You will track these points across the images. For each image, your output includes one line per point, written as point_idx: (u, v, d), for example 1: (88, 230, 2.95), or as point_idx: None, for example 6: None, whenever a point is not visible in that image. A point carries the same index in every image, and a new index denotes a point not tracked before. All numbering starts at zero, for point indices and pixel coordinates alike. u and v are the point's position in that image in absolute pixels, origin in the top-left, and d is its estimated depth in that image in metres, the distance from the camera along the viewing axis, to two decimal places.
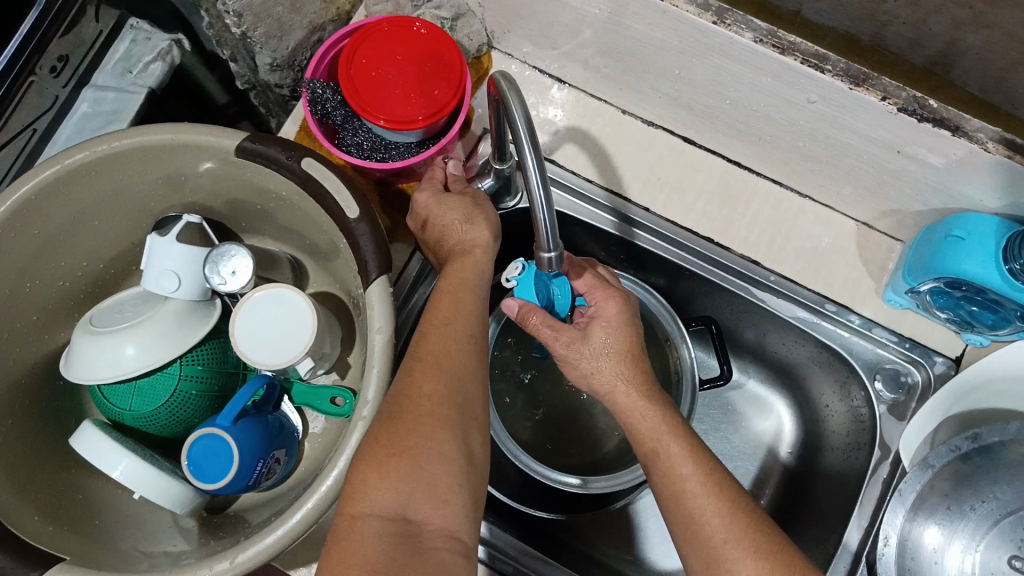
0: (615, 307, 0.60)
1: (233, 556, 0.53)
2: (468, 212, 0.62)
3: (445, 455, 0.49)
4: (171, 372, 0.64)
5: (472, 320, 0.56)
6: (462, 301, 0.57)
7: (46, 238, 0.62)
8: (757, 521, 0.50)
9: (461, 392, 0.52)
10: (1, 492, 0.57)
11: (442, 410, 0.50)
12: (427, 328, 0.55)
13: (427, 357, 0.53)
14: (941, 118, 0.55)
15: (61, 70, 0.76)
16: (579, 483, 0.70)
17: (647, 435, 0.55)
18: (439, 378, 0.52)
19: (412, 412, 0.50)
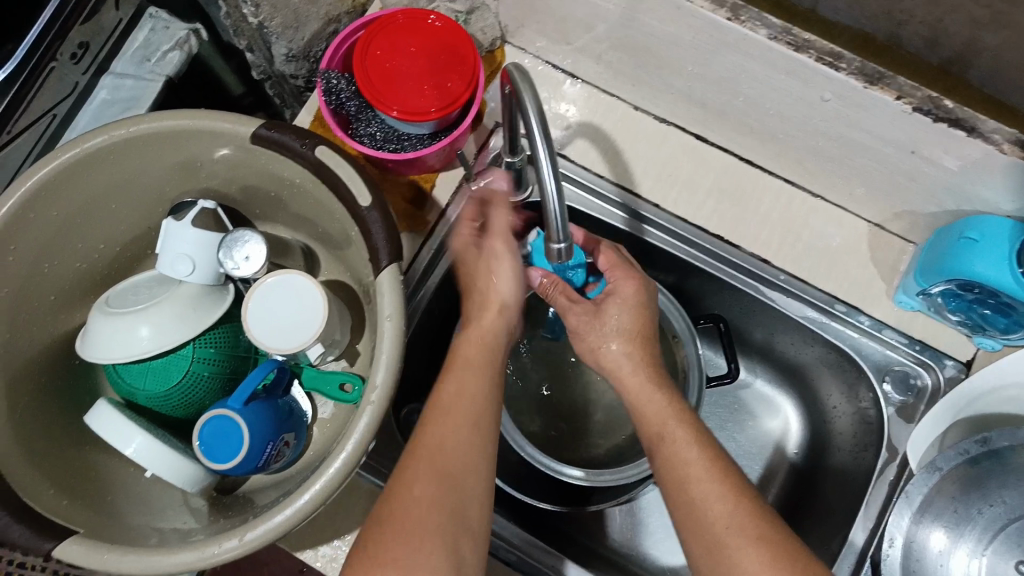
0: (633, 287, 0.64)
1: (242, 535, 0.55)
2: (487, 278, 0.67)
3: (433, 562, 0.50)
4: (184, 353, 0.65)
5: (475, 406, 0.59)
6: (462, 392, 0.59)
7: (65, 221, 0.63)
8: (762, 510, 0.51)
9: (456, 491, 0.54)
10: (19, 468, 0.59)
11: (433, 516, 0.52)
12: (429, 417, 0.58)
13: (421, 455, 0.55)
14: (956, 118, 0.55)
15: (82, 57, 0.76)
16: (585, 476, 0.70)
17: (654, 419, 0.58)
18: (433, 477, 0.54)
19: (402, 517, 0.52)
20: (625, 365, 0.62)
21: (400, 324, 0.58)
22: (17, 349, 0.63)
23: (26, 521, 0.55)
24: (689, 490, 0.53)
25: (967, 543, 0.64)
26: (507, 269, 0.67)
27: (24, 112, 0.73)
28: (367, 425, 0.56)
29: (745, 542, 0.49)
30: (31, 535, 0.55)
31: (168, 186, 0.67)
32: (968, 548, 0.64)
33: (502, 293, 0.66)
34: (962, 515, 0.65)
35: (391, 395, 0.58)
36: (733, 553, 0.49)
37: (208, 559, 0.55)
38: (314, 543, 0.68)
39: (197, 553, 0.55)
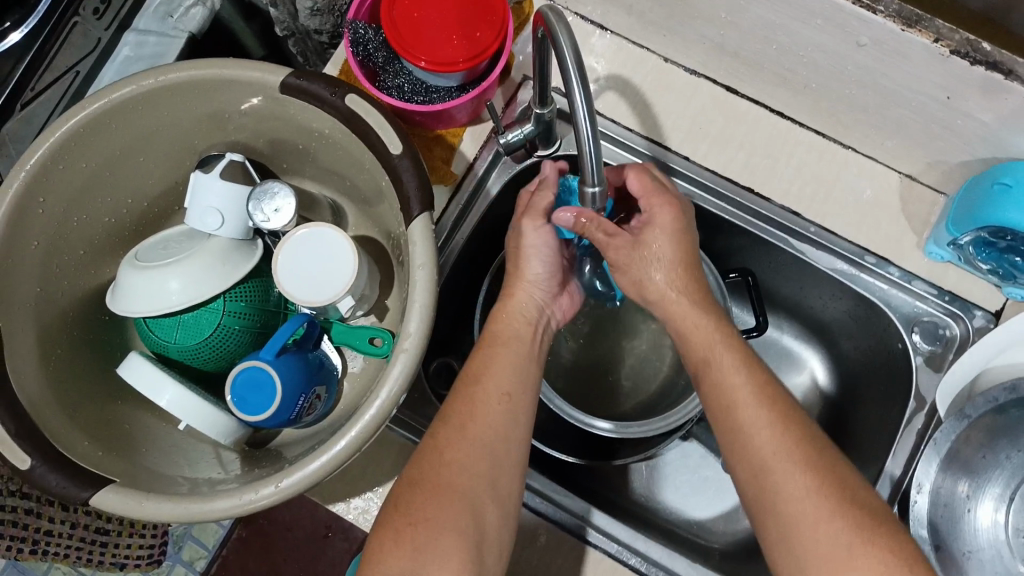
0: (671, 213, 0.61)
1: (278, 481, 0.55)
2: (517, 258, 0.66)
3: (460, 527, 0.52)
4: (215, 306, 0.65)
5: (508, 377, 0.59)
6: (495, 362, 0.60)
7: (93, 173, 0.63)
8: (813, 441, 0.52)
9: (488, 459, 0.55)
10: (56, 418, 0.60)
11: (461, 482, 0.54)
12: (462, 387, 0.59)
13: (452, 421, 0.56)
14: (995, 61, 0.54)
15: (103, 12, 0.80)
16: (614, 428, 0.70)
17: (700, 343, 0.58)
18: (463, 445, 0.55)
19: (432, 480, 0.54)
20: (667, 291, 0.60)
21: (433, 272, 0.57)
22: (48, 303, 0.63)
23: (63, 470, 0.56)
24: (736, 417, 0.54)
25: (992, 488, 0.68)
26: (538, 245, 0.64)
27: (47, 68, 0.77)
28: (400, 374, 0.55)
29: (793, 470, 0.50)
30: (68, 484, 0.55)
31: (196, 138, 0.67)
32: (993, 493, 0.68)
33: (532, 273, 0.65)
34: (989, 460, 0.68)
35: (424, 346, 0.57)
36: (778, 482, 0.50)
37: (246, 506, 0.55)
38: (346, 494, 0.69)
39: (236, 500, 0.55)
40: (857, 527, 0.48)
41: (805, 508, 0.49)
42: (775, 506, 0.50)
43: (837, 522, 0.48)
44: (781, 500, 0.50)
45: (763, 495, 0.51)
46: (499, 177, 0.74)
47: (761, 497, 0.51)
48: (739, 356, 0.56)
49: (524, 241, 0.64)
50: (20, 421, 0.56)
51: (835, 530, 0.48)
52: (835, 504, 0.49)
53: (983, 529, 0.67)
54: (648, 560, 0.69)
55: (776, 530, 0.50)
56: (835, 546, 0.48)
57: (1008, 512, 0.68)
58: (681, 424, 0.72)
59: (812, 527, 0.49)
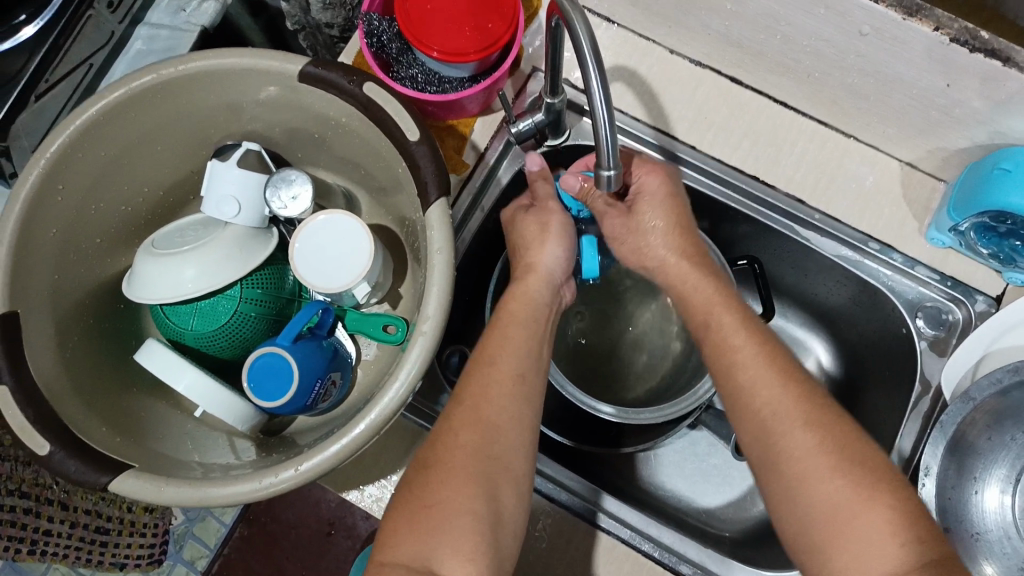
0: (658, 179, 0.66)
1: (298, 465, 0.55)
2: (534, 240, 0.66)
3: (474, 511, 0.51)
4: (231, 294, 0.66)
5: (521, 359, 0.59)
6: (509, 344, 0.59)
7: (111, 162, 0.64)
8: (809, 394, 0.53)
9: (499, 442, 0.54)
10: (72, 407, 0.59)
11: (475, 464, 0.52)
12: (473, 370, 0.58)
13: (466, 404, 0.55)
14: (992, 49, 0.56)
15: (117, 7, 0.78)
16: (614, 411, 0.71)
17: (701, 307, 0.61)
18: (477, 427, 0.54)
19: (447, 463, 0.53)
20: (669, 259, 0.65)
21: (450, 258, 0.57)
22: (64, 292, 0.63)
23: (81, 457, 0.55)
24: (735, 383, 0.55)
25: (998, 471, 0.69)
26: (559, 236, 0.66)
27: (62, 60, 0.75)
28: (418, 357, 0.55)
29: (793, 427, 0.51)
30: (87, 470, 0.54)
31: (211, 128, 0.68)
32: (998, 475, 0.69)
33: (547, 261, 0.66)
34: (995, 441, 0.69)
35: (442, 328, 0.57)
36: (777, 442, 0.52)
37: (262, 490, 0.55)
38: (361, 483, 0.71)
39: (254, 484, 0.54)
40: (858, 483, 0.49)
41: (804, 466, 0.50)
42: (779, 464, 0.51)
43: (838, 479, 0.49)
44: (782, 460, 0.51)
45: (771, 456, 0.52)
46: (509, 167, 0.75)
47: (765, 459, 0.52)
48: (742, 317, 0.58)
49: (549, 227, 0.66)
50: (38, 408, 0.55)
51: (836, 485, 0.49)
52: (836, 461, 0.50)
53: (990, 511, 0.68)
54: (662, 544, 0.69)
55: (781, 487, 0.51)
56: (836, 501, 0.48)
57: (1014, 494, 0.68)
58: (688, 412, 0.73)
59: (816, 482, 0.49)
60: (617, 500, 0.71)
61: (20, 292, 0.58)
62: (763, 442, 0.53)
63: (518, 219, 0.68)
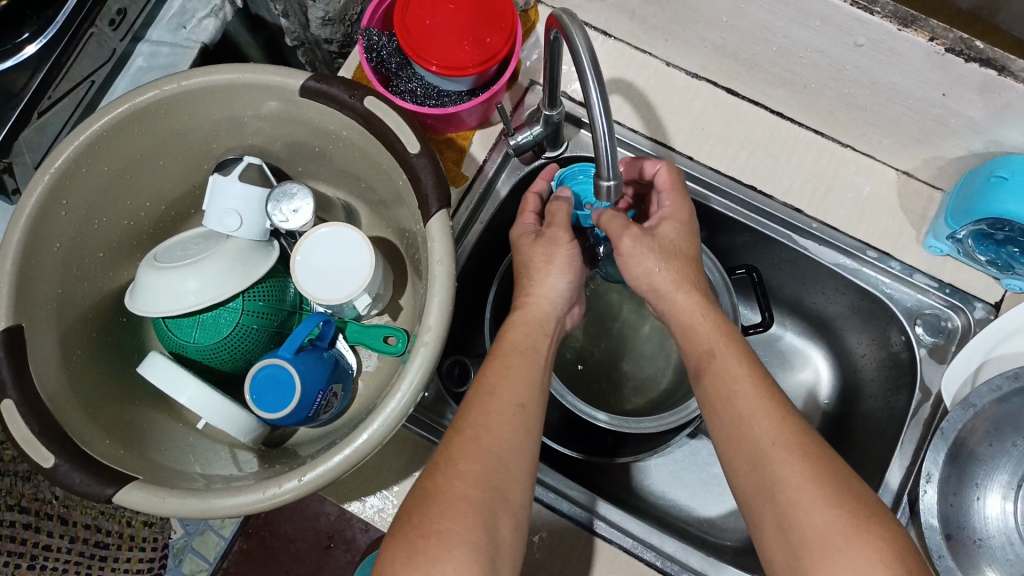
0: (687, 209, 0.66)
1: (301, 475, 0.55)
2: (536, 268, 0.66)
3: (473, 542, 0.50)
4: (233, 306, 0.66)
5: (520, 390, 0.58)
6: (510, 374, 0.59)
7: (114, 176, 0.64)
8: (802, 430, 0.53)
9: (500, 472, 0.54)
10: (76, 418, 0.60)
11: (474, 493, 0.52)
12: (475, 402, 0.58)
13: (466, 434, 0.55)
14: (987, 58, 0.56)
15: (118, 23, 0.78)
16: (608, 419, 0.71)
17: (705, 340, 0.59)
18: (477, 456, 0.54)
19: (445, 493, 0.52)
20: (673, 289, 0.62)
21: (451, 269, 0.58)
22: (68, 305, 0.64)
23: (86, 469, 0.55)
24: (727, 417, 0.55)
25: (1000, 477, 0.69)
26: (563, 263, 0.66)
27: (65, 76, 0.75)
28: (420, 367, 0.56)
29: (788, 457, 0.51)
30: (91, 482, 0.55)
31: (213, 142, 0.69)
32: (1000, 482, 0.69)
33: (551, 289, 0.66)
34: (996, 448, 0.69)
35: (444, 340, 0.57)
36: (769, 475, 0.51)
37: (264, 501, 0.55)
38: (361, 494, 0.71)
39: (257, 495, 0.55)
40: (854, 515, 0.48)
41: (795, 496, 0.49)
42: (771, 495, 0.51)
43: (832, 510, 0.48)
44: (772, 493, 0.51)
45: (763, 489, 0.51)
46: (508, 178, 0.76)
47: (754, 492, 0.52)
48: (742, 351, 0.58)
49: (556, 255, 0.66)
50: (43, 420, 0.56)
51: (826, 518, 0.48)
52: (824, 489, 0.49)
53: (991, 517, 0.68)
54: (663, 554, 0.69)
55: (773, 520, 0.50)
56: (828, 533, 0.48)
57: (1015, 501, 0.68)
58: (687, 422, 0.73)
59: (808, 511, 0.49)
60: (611, 505, 0.71)
61: (25, 305, 0.58)
62: (756, 477, 0.52)
63: (523, 242, 0.68)
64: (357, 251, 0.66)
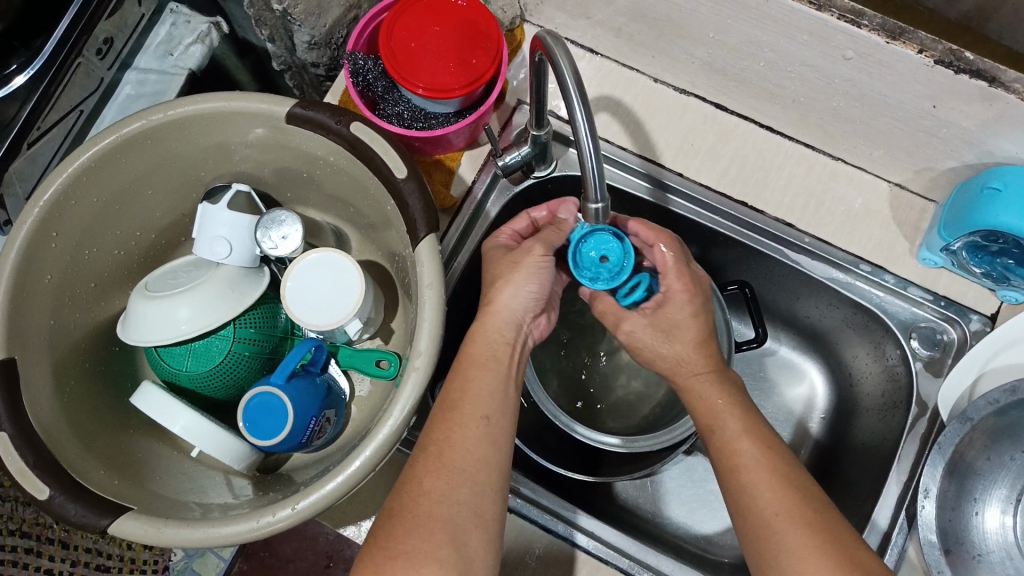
0: (685, 289, 0.64)
1: (294, 504, 0.54)
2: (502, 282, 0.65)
3: (439, 559, 0.49)
4: (225, 334, 0.66)
5: (493, 402, 0.58)
6: (472, 388, 0.59)
7: (104, 207, 0.64)
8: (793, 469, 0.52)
9: (469, 487, 0.53)
10: (70, 448, 0.60)
11: (443, 512, 0.52)
12: (439, 416, 0.58)
13: (431, 452, 0.55)
14: (977, 69, 0.56)
15: (106, 52, 0.79)
16: (621, 443, 0.72)
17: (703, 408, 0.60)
18: (447, 475, 0.54)
19: (410, 513, 0.52)
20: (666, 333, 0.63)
21: (441, 294, 0.58)
22: (61, 336, 0.64)
23: (80, 499, 0.55)
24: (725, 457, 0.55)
25: (999, 492, 0.68)
26: (531, 279, 0.64)
27: (55, 105, 0.75)
28: (413, 393, 0.55)
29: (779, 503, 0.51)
30: (86, 513, 0.55)
31: (201, 170, 0.69)
32: (999, 496, 0.68)
33: (511, 298, 0.64)
34: (994, 462, 0.69)
35: (434, 364, 0.57)
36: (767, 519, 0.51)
37: (260, 529, 0.55)
38: (357, 518, 0.72)
39: (253, 523, 0.55)
40: None
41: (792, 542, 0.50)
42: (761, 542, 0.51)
43: (825, 558, 0.49)
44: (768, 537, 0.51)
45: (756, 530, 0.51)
46: (497, 198, 0.76)
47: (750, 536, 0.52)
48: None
49: (517, 262, 0.65)
50: (37, 452, 0.56)
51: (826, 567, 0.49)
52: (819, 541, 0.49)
53: (990, 531, 0.67)
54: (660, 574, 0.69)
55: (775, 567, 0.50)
56: None
57: (1015, 515, 0.68)
58: (682, 440, 0.73)
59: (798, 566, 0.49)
60: (592, 519, 0.71)
61: (19, 337, 0.59)
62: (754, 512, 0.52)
63: (494, 256, 0.67)
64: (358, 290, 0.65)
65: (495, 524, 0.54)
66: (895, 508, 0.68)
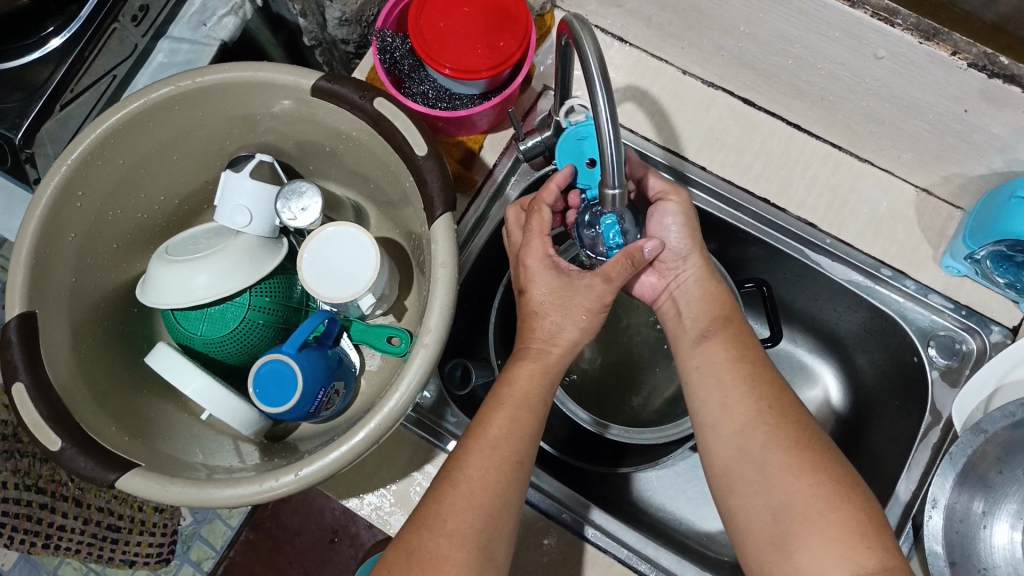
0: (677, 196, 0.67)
1: (297, 470, 0.55)
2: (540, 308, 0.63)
3: None
4: (241, 301, 0.68)
5: (522, 444, 0.57)
6: (517, 427, 0.57)
7: (130, 170, 0.66)
8: (809, 472, 0.52)
9: (486, 529, 0.54)
10: (84, 403, 0.61)
11: (463, 556, 0.52)
12: (469, 451, 0.57)
13: (461, 490, 0.55)
14: (1013, 74, 0.54)
15: (141, 19, 0.82)
16: (594, 423, 0.72)
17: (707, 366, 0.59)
18: (467, 517, 0.53)
19: (429, 553, 0.52)
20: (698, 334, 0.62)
21: (454, 273, 0.58)
22: (81, 294, 0.65)
23: (91, 453, 0.56)
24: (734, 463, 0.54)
25: (1008, 506, 0.67)
26: (581, 315, 0.61)
27: (87, 71, 0.79)
28: (420, 367, 0.56)
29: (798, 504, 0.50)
30: (94, 467, 0.55)
31: (227, 139, 0.70)
32: (1009, 510, 0.67)
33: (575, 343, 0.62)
34: (1006, 476, 0.67)
35: (444, 342, 0.57)
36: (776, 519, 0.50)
37: (263, 493, 0.55)
38: (360, 491, 0.72)
39: (256, 487, 0.55)
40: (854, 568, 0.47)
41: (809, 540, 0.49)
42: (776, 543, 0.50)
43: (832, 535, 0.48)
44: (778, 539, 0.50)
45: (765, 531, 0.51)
46: (518, 182, 0.76)
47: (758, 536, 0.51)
48: (743, 378, 0.58)
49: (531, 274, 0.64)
50: (52, 405, 0.57)
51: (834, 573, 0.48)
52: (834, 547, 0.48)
53: (998, 546, 0.66)
54: (659, 566, 0.69)
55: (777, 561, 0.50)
56: None
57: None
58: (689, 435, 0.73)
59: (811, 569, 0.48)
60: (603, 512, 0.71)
61: (39, 292, 0.60)
62: (762, 515, 0.52)
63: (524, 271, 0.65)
64: (366, 237, 0.66)
65: (507, 511, 0.55)
66: (914, 491, 0.68)
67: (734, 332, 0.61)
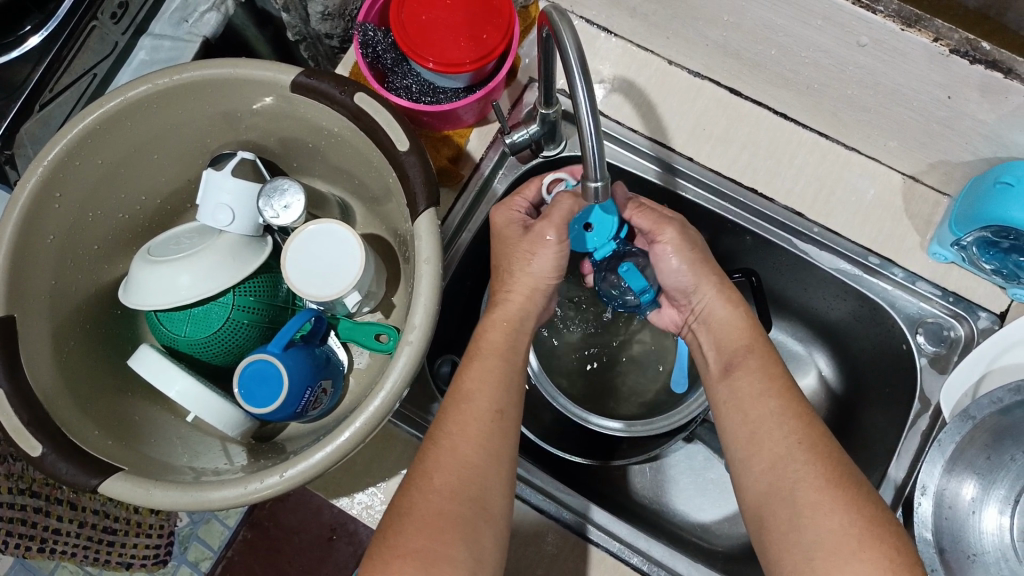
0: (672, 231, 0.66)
1: (282, 471, 0.55)
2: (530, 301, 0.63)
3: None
4: (224, 301, 0.67)
5: (499, 395, 0.58)
6: (484, 377, 0.59)
7: (109, 170, 0.65)
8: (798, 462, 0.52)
9: (477, 483, 0.54)
10: (65, 406, 0.60)
11: (453, 507, 0.52)
12: (450, 407, 0.57)
13: (443, 445, 0.55)
14: (994, 60, 0.54)
15: (121, 17, 0.82)
16: (623, 427, 0.73)
17: None
18: (452, 471, 0.54)
19: (420, 508, 0.52)
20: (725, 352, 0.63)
21: (437, 269, 0.57)
22: (62, 297, 0.64)
23: (71, 458, 0.55)
24: None
25: (998, 492, 0.67)
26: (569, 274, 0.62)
27: (66, 68, 0.81)
28: (403, 367, 0.55)
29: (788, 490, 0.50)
30: (77, 471, 0.55)
31: (208, 137, 0.69)
32: (997, 494, 0.67)
33: None
34: (993, 462, 0.67)
35: (427, 341, 0.56)
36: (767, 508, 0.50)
37: (248, 495, 0.54)
38: (350, 490, 0.72)
39: (241, 489, 0.54)
40: None
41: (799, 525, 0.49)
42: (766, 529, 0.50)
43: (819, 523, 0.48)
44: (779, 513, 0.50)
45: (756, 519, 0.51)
46: (505, 176, 0.76)
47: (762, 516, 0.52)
48: None
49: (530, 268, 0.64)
50: (32, 410, 0.56)
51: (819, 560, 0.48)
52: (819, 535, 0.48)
53: (987, 531, 0.66)
54: (650, 558, 0.69)
55: None
56: None
57: (1012, 515, 0.66)
58: (683, 426, 0.74)
59: None
60: (605, 514, 0.70)
61: (19, 296, 0.59)
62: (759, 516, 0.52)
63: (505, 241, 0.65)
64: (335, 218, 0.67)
65: (503, 510, 0.54)
66: (908, 472, 0.68)
67: (757, 363, 0.60)
